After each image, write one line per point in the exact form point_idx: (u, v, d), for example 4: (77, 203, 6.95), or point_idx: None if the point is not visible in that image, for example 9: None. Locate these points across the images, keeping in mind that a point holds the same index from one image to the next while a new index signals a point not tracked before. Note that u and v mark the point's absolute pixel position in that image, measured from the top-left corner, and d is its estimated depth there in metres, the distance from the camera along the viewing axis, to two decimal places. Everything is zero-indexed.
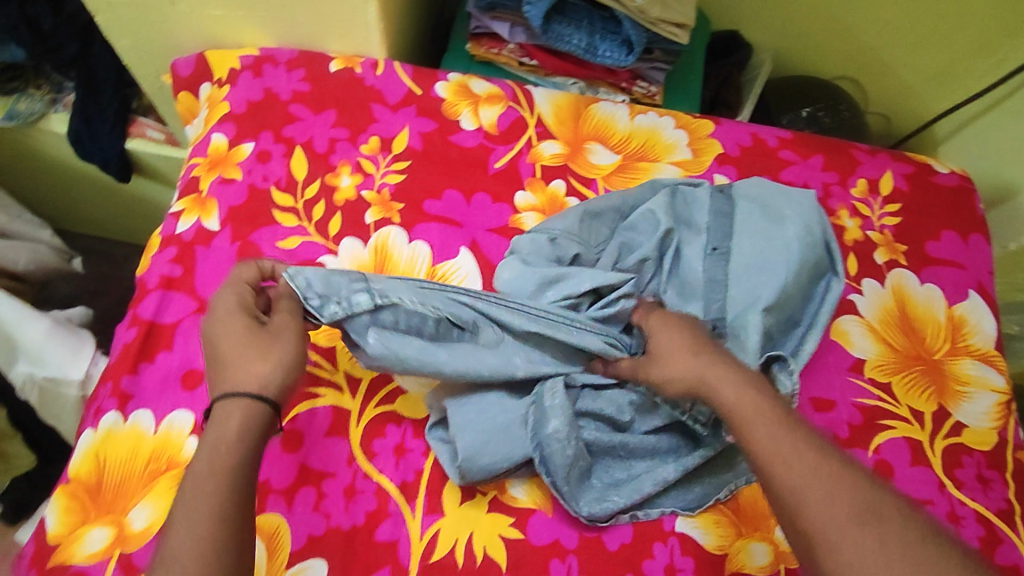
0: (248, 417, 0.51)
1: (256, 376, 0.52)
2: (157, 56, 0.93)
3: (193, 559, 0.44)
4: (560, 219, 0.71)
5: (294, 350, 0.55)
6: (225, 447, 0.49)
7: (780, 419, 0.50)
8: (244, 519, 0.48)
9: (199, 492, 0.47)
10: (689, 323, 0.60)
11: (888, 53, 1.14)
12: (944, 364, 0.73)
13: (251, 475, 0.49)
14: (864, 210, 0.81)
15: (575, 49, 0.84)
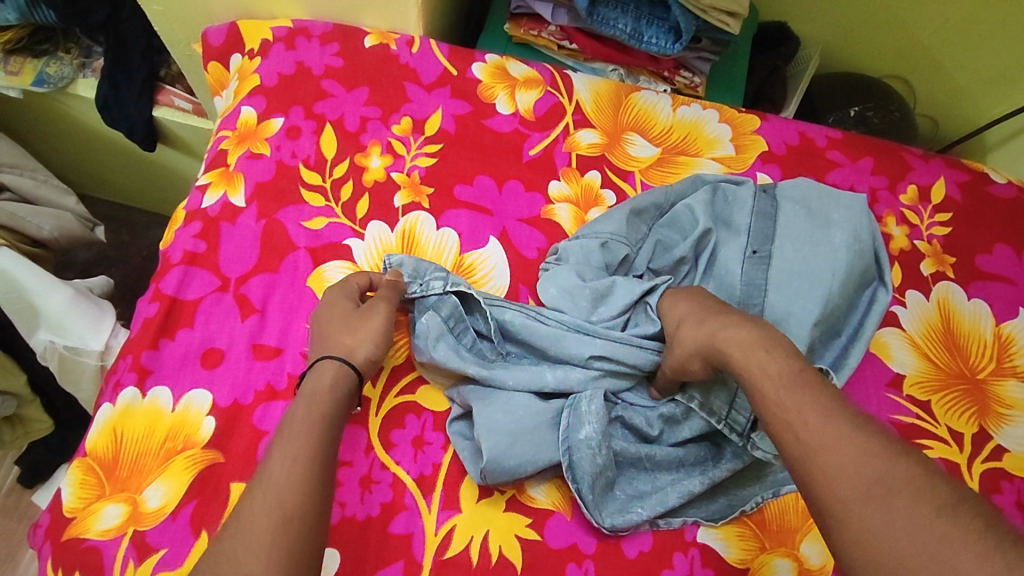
0: (337, 378, 0.56)
1: (343, 345, 0.58)
2: (188, 24, 0.91)
3: (287, 484, 0.48)
4: (606, 219, 0.69)
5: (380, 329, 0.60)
6: (319, 397, 0.54)
7: (812, 416, 0.46)
8: (329, 466, 0.51)
9: (295, 430, 0.51)
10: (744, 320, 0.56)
11: (944, 53, 1.08)
12: (987, 384, 0.70)
13: (337, 428, 0.53)
14: (912, 218, 0.78)
15: (620, 34, 0.80)
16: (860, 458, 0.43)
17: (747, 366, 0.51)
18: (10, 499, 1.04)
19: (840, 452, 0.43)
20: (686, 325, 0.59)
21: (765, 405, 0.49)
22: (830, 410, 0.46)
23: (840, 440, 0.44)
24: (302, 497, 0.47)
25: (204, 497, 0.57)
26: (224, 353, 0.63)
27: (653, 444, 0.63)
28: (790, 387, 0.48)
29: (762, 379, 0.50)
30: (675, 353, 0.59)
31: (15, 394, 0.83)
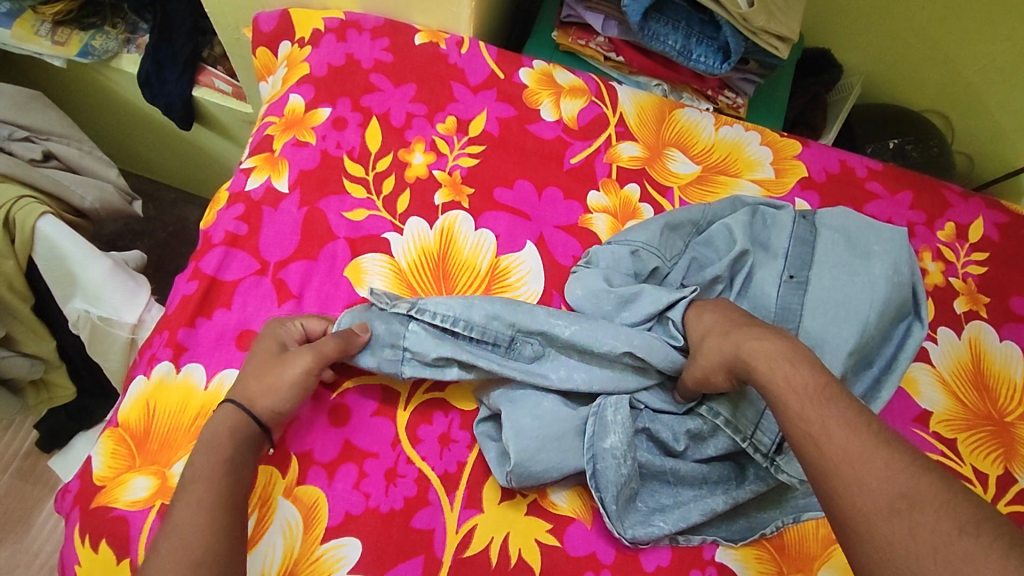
0: (235, 421, 0.54)
1: (247, 391, 0.56)
2: (240, 9, 0.92)
3: (193, 531, 0.48)
4: (641, 230, 0.69)
5: (293, 381, 0.56)
6: (219, 441, 0.53)
7: (846, 425, 0.46)
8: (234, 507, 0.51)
9: (200, 474, 0.51)
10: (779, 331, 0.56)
11: (987, 92, 1.08)
12: (1015, 427, 0.69)
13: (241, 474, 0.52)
14: (948, 254, 0.77)
15: (669, 51, 0.81)
16: (884, 472, 0.43)
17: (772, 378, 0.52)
18: (26, 463, 1.05)
19: (865, 465, 0.43)
20: (711, 336, 0.59)
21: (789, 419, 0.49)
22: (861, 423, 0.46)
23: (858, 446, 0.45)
24: (207, 533, 0.48)
25: None
26: None
27: (679, 458, 0.63)
28: (815, 400, 0.48)
29: (786, 391, 0.50)
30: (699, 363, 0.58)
31: (43, 358, 0.84)
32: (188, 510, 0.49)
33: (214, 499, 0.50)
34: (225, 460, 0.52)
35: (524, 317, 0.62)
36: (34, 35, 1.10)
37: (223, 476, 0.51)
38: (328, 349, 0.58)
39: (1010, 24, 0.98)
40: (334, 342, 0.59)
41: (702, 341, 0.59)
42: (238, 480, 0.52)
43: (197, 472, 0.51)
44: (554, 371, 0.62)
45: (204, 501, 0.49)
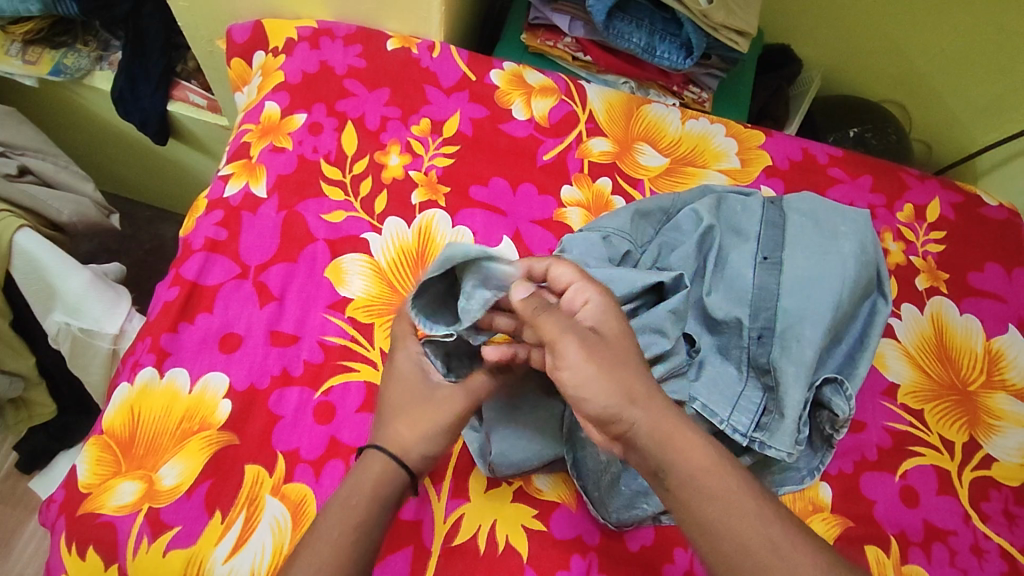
0: (380, 473, 0.52)
1: (397, 439, 0.54)
2: (213, 21, 0.94)
3: (326, 558, 0.47)
4: (612, 218, 0.71)
5: (434, 433, 0.55)
6: (356, 500, 0.50)
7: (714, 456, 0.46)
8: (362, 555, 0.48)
9: (343, 507, 0.50)
10: (625, 353, 0.48)
11: (939, 82, 1.12)
12: (977, 396, 0.72)
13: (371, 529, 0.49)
14: (908, 234, 0.81)
15: (634, 48, 0.83)
16: (756, 509, 0.45)
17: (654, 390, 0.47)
18: (7, 484, 1.04)
19: (728, 490, 0.45)
20: (602, 319, 0.50)
21: (656, 439, 0.46)
22: (718, 461, 0.46)
23: (711, 472, 0.45)
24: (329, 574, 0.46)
25: (218, 477, 0.58)
26: (242, 338, 0.65)
27: None
28: (678, 427, 0.46)
29: (652, 417, 0.46)
30: (594, 357, 0.46)
31: (23, 375, 0.83)
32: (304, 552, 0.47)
33: (336, 556, 0.47)
34: (361, 520, 0.49)
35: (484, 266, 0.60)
36: (5, 55, 1.11)
37: (365, 532, 0.49)
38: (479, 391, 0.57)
39: (957, 15, 1.03)
40: (484, 378, 0.58)
41: (600, 322, 0.49)
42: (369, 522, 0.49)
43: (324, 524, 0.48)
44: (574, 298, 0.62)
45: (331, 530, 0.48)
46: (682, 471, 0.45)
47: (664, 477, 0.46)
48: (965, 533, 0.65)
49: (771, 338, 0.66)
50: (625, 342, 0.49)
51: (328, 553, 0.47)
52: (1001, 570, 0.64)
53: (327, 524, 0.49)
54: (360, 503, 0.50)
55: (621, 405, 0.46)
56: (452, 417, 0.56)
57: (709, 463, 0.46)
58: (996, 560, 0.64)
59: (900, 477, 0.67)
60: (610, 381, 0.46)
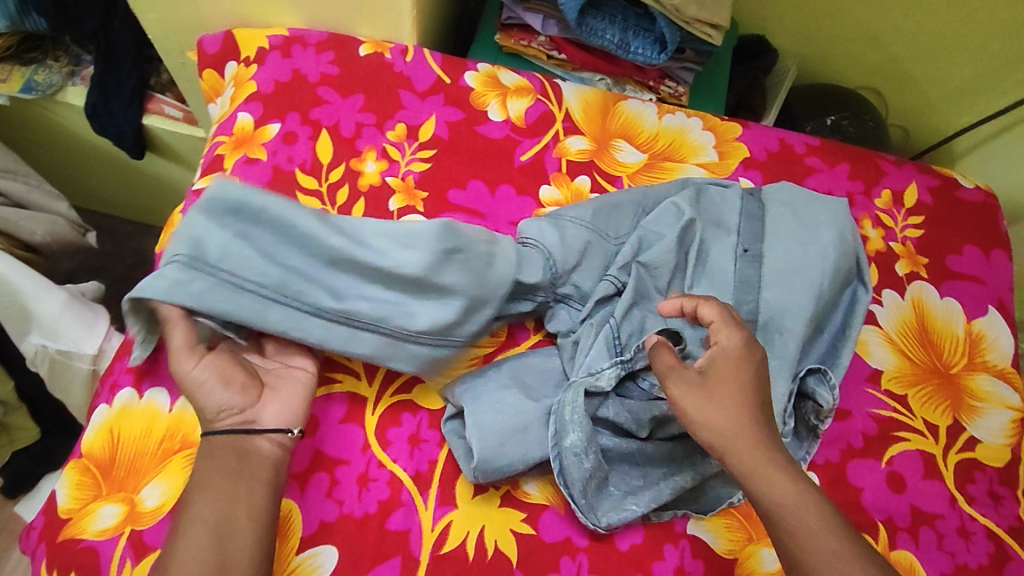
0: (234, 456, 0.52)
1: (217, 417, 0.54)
2: (183, 33, 0.93)
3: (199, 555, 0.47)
4: (575, 211, 0.69)
5: (204, 383, 0.54)
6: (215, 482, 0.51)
7: (798, 494, 0.50)
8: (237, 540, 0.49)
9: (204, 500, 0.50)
10: (734, 397, 0.53)
11: (913, 67, 1.13)
12: (960, 378, 0.73)
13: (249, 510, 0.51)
14: (887, 221, 0.81)
15: (608, 45, 0.83)
16: (830, 544, 0.49)
17: (756, 428, 0.53)
18: None
19: (807, 522, 0.49)
20: (723, 360, 0.55)
21: (743, 468, 0.51)
22: (804, 498, 0.50)
23: (794, 505, 0.50)
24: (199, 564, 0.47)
25: None
26: None
27: (648, 440, 0.64)
28: (766, 464, 0.51)
29: (741, 453, 0.52)
30: (694, 396, 0.53)
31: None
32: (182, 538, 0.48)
33: (202, 551, 0.47)
34: (215, 505, 0.49)
35: (258, 236, 0.57)
36: None
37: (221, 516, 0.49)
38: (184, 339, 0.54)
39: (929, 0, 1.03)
40: (182, 330, 0.54)
41: (712, 361, 0.55)
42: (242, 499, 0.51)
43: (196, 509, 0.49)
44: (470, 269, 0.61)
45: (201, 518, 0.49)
46: (765, 502, 0.51)
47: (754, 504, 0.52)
48: (951, 516, 0.66)
49: (753, 331, 0.66)
50: (741, 386, 0.54)
51: (201, 544, 0.47)
52: (987, 551, 0.65)
53: (194, 511, 0.49)
54: (216, 481, 0.51)
55: (720, 438, 0.52)
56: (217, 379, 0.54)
57: (793, 499, 0.50)
58: (982, 541, 0.65)
59: (886, 463, 0.67)
60: (705, 416, 0.53)
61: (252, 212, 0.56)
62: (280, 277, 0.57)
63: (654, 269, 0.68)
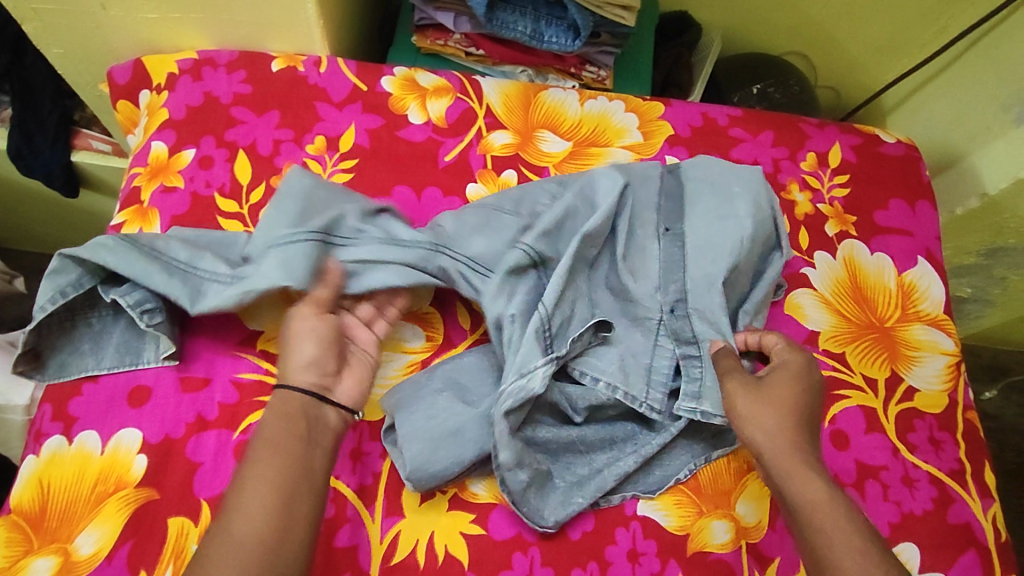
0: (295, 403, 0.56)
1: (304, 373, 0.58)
2: (94, 65, 0.90)
3: (258, 516, 0.49)
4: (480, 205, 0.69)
5: (309, 333, 0.60)
6: (281, 443, 0.53)
7: (832, 498, 0.52)
8: (293, 506, 0.51)
9: (265, 462, 0.52)
10: (783, 405, 0.56)
11: (835, 28, 1.15)
12: (895, 331, 0.74)
13: (308, 470, 0.53)
14: (814, 183, 0.82)
15: (521, 36, 0.83)
16: (859, 546, 0.50)
17: (796, 436, 0.55)
18: None
19: (835, 524, 0.51)
20: (782, 372, 0.59)
21: (782, 468, 0.54)
22: (832, 502, 0.52)
23: (820, 507, 0.52)
24: (261, 522, 0.49)
25: (140, 536, 0.56)
26: (151, 390, 0.62)
27: (581, 426, 0.64)
28: (803, 468, 0.53)
29: (784, 456, 0.54)
30: (749, 399, 0.57)
31: None
32: (250, 493, 0.50)
33: (263, 511, 0.50)
34: (279, 473, 0.51)
35: (173, 244, 0.63)
36: None
37: (283, 485, 0.51)
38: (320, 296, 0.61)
39: None
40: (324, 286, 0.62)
41: (772, 372, 0.59)
42: (308, 461, 0.53)
43: (262, 471, 0.51)
44: (353, 250, 0.64)
45: (265, 480, 0.51)
46: (799, 502, 0.53)
47: (787, 506, 0.53)
48: (895, 466, 0.67)
49: (683, 308, 0.66)
50: (795, 399, 0.57)
51: (261, 509, 0.50)
52: (932, 496, 0.66)
53: (258, 475, 0.51)
54: (278, 447, 0.53)
55: (766, 438, 0.55)
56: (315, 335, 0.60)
57: (823, 503, 0.52)
58: (927, 487, 0.66)
59: (829, 422, 0.68)
60: (756, 418, 0.56)
61: (186, 233, 0.66)
62: (190, 282, 0.62)
63: (588, 243, 0.67)
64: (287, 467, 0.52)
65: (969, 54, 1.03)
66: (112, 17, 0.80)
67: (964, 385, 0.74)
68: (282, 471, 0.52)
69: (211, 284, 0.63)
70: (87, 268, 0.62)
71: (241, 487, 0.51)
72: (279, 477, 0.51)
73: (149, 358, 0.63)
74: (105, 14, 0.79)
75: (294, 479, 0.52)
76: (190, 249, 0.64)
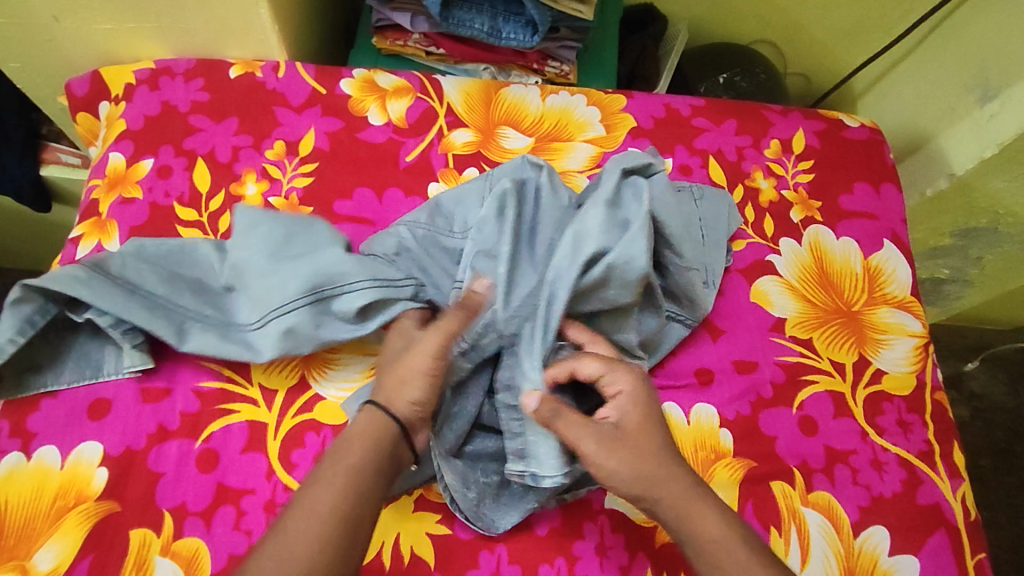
0: (381, 428, 0.54)
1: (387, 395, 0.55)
2: (53, 78, 0.89)
3: (310, 543, 0.46)
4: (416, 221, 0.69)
5: (427, 370, 0.55)
6: (346, 464, 0.51)
7: (728, 533, 0.52)
8: (350, 537, 0.48)
9: (325, 486, 0.49)
10: (645, 445, 0.55)
11: (801, 15, 1.15)
12: (862, 315, 0.74)
13: (369, 499, 0.50)
14: (778, 170, 0.82)
15: (478, 34, 0.83)
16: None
17: (677, 474, 0.54)
18: None
19: (735, 562, 0.51)
20: (619, 409, 0.57)
21: (674, 513, 0.53)
22: (729, 536, 0.52)
23: (716, 546, 0.52)
24: (313, 546, 0.46)
25: (102, 550, 0.56)
26: (111, 402, 0.62)
27: None
28: (686, 514, 0.53)
29: (667, 506, 0.53)
30: (606, 452, 0.54)
31: None
32: (301, 517, 0.48)
33: (318, 541, 0.47)
34: (342, 496, 0.49)
35: (148, 274, 0.63)
36: None
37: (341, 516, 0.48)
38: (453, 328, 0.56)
39: None
40: (457, 315, 0.57)
41: (621, 411, 0.57)
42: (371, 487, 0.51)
43: (317, 495, 0.49)
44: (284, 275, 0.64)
45: (316, 509, 0.48)
46: (693, 550, 0.52)
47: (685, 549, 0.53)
48: (864, 450, 0.67)
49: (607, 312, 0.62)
50: (650, 431, 0.56)
51: (314, 534, 0.47)
52: (901, 479, 0.66)
53: (314, 499, 0.49)
54: (339, 470, 0.50)
55: (643, 490, 0.54)
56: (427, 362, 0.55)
57: (719, 540, 0.52)
58: (896, 470, 0.66)
59: (797, 409, 0.68)
60: (617, 471, 0.54)
61: (145, 246, 0.64)
62: (173, 318, 0.63)
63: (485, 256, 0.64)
64: (349, 489, 0.49)
65: (933, 36, 1.03)
66: (66, 29, 0.79)
67: (932, 367, 0.74)
68: (342, 496, 0.49)
69: (194, 324, 0.63)
70: (51, 293, 0.61)
71: (288, 515, 0.48)
72: (345, 503, 0.49)
73: (110, 370, 0.63)
74: (59, 26, 0.79)
75: (354, 510, 0.49)
76: (168, 282, 0.63)
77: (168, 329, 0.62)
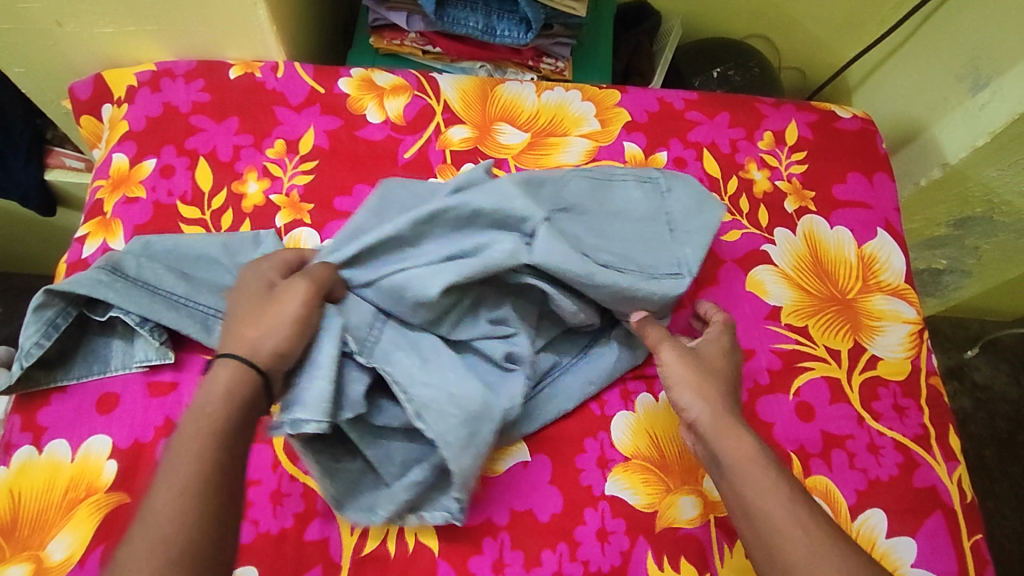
0: (229, 377, 0.50)
1: (247, 340, 0.53)
2: (57, 82, 0.91)
3: (171, 518, 0.44)
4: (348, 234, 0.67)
5: (292, 317, 0.54)
6: (203, 417, 0.48)
7: (759, 459, 0.53)
8: (220, 507, 0.46)
9: (185, 454, 0.46)
10: (710, 374, 0.59)
11: (794, 9, 1.16)
12: (856, 302, 0.75)
13: (232, 462, 0.48)
14: (772, 161, 0.83)
15: (473, 32, 0.84)
16: (789, 511, 0.50)
17: (733, 407, 0.57)
18: None
19: (762, 482, 0.52)
20: (706, 346, 0.63)
21: (713, 428, 0.55)
22: (764, 465, 0.53)
23: (749, 463, 0.53)
24: (177, 516, 0.44)
25: (112, 540, 0.57)
26: (120, 396, 0.63)
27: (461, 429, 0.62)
28: (729, 434, 0.55)
29: (714, 419, 0.56)
30: (680, 362, 0.59)
31: None
32: (162, 490, 0.45)
33: (178, 519, 0.44)
34: (203, 464, 0.46)
35: (164, 275, 0.64)
36: None
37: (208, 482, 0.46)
38: (317, 278, 0.58)
39: None
40: (306, 281, 0.57)
41: (703, 346, 0.63)
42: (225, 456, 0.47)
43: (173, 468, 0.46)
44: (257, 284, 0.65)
45: (174, 479, 0.45)
46: (725, 461, 0.54)
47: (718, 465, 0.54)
48: (861, 434, 0.67)
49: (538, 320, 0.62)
50: (715, 371, 0.60)
51: (175, 509, 0.44)
52: (897, 462, 0.67)
53: (177, 472, 0.45)
54: (188, 440, 0.47)
55: (699, 400, 0.57)
56: (293, 308, 0.55)
57: (749, 461, 0.53)
58: (892, 453, 0.67)
59: (794, 395, 0.69)
60: (681, 383, 0.58)
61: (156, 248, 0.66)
62: (197, 315, 0.65)
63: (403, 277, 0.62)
64: (209, 449, 0.47)
65: (924, 27, 1.04)
66: (69, 33, 0.81)
67: (927, 352, 0.75)
68: (202, 455, 0.47)
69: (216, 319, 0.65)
70: (68, 297, 0.63)
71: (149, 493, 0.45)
72: (203, 476, 0.46)
73: (117, 365, 0.64)
74: (62, 30, 0.80)
75: (214, 473, 0.46)
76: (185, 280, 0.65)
77: (195, 327, 0.64)
